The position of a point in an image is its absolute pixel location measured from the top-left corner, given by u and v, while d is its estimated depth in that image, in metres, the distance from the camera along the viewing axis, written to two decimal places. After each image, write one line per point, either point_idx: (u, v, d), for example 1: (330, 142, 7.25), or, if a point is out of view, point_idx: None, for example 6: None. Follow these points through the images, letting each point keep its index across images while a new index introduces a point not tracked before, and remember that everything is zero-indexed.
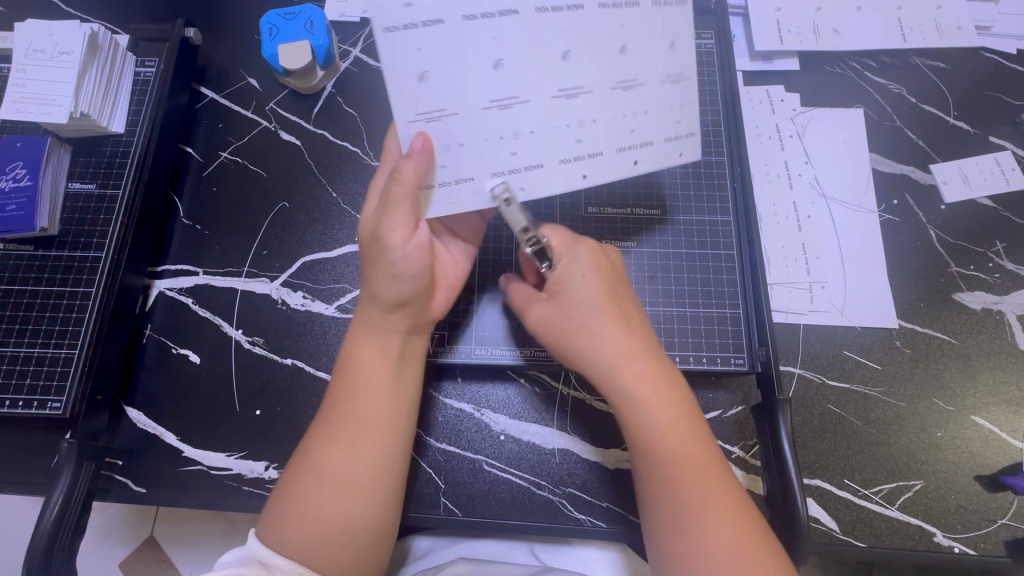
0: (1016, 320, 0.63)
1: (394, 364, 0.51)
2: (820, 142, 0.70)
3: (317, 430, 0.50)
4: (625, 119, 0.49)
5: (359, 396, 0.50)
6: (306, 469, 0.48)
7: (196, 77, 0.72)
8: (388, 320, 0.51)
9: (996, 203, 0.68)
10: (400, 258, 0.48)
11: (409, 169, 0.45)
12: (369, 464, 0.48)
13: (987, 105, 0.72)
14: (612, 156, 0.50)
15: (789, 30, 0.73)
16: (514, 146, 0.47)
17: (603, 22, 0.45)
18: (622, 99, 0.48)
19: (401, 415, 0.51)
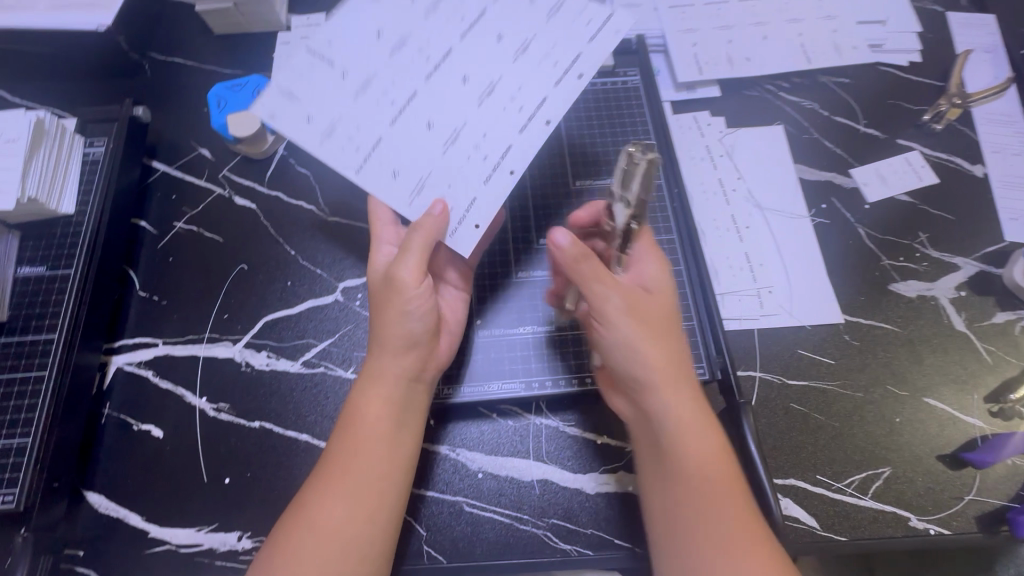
0: (949, 303, 0.68)
1: (398, 412, 0.52)
2: (749, 159, 0.76)
3: (308, 491, 0.49)
4: (573, 30, 0.51)
5: (359, 454, 0.50)
6: (292, 537, 0.47)
7: (147, 153, 0.74)
8: (396, 369, 0.52)
9: (913, 198, 0.74)
10: (417, 309, 0.52)
11: (428, 223, 0.48)
12: (363, 521, 0.48)
13: (891, 112, 0.79)
14: (586, 53, 0.51)
15: (706, 61, 0.79)
16: (518, 103, 0.50)
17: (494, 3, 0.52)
18: (556, 24, 0.52)
19: (401, 465, 0.51)
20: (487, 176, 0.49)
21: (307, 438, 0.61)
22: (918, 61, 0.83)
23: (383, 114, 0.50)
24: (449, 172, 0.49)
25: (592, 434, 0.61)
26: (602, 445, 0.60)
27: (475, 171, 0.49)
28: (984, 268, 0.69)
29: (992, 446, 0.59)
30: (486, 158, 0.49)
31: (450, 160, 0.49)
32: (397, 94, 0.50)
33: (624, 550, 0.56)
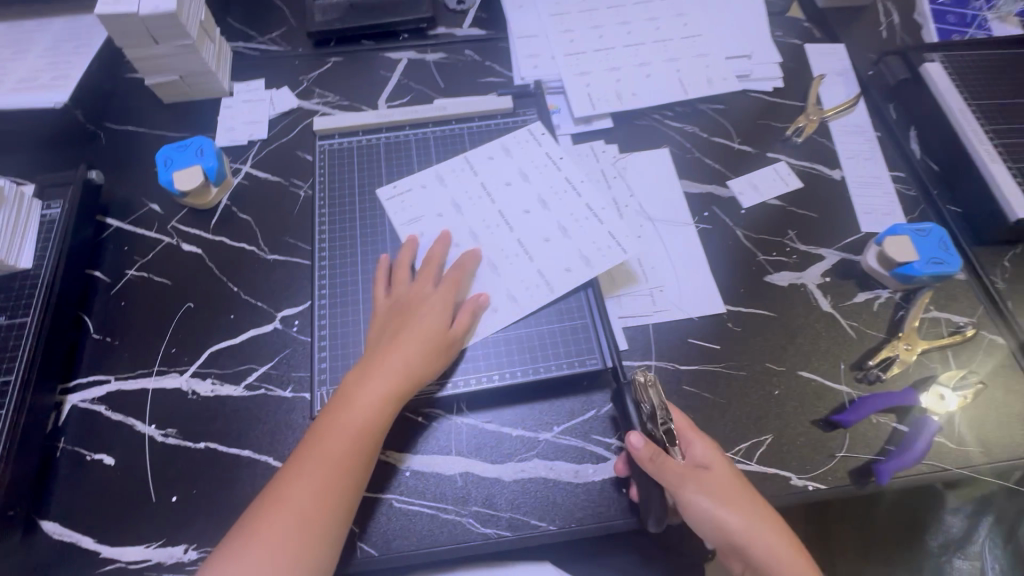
0: (816, 288, 0.78)
1: (366, 425, 0.59)
2: (640, 179, 0.86)
3: (289, 473, 0.57)
4: (576, 221, 0.74)
5: (344, 446, 0.58)
6: (273, 513, 0.55)
7: (102, 211, 0.82)
8: (379, 388, 0.61)
9: (782, 202, 0.85)
10: (430, 323, 0.65)
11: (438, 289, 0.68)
12: (321, 523, 0.55)
13: (761, 130, 0.92)
14: (575, 239, 0.73)
15: (599, 98, 0.91)
16: (527, 258, 0.72)
17: (569, 179, 0.78)
18: (565, 211, 0.75)
19: (361, 473, 0.58)
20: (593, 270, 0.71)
21: (249, 453, 0.66)
22: (781, 86, 0.96)
23: (425, 224, 0.76)
24: (523, 282, 0.71)
25: (507, 427, 0.68)
26: (517, 436, 0.67)
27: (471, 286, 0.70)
28: (844, 256, 0.80)
29: (855, 407, 0.68)
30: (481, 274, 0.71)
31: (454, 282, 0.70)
32: (439, 221, 0.76)
33: (539, 528, 0.63)
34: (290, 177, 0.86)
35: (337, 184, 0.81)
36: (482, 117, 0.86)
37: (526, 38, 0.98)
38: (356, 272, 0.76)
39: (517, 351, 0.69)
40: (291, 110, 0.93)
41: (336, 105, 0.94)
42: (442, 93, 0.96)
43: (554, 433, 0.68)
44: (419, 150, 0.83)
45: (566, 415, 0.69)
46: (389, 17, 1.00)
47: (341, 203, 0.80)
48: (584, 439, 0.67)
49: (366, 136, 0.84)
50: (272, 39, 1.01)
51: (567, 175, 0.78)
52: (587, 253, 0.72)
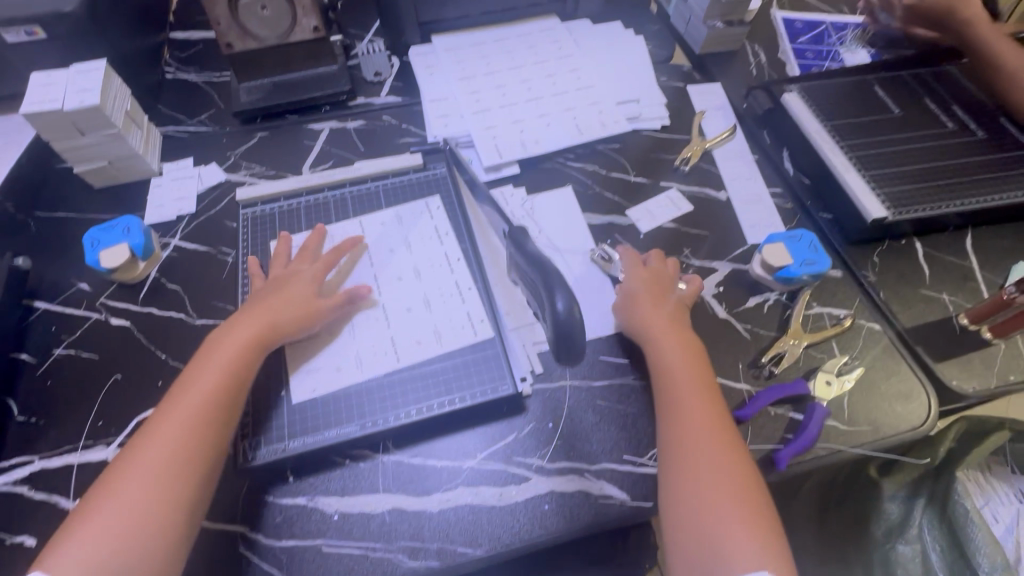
0: (711, 298, 0.85)
1: (221, 372, 0.66)
2: (547, 216, 0.94)
3: (156, 417, 0.63)
4: (445, 274, 0.83)
5: (202, 393, 0.64)
6: (134, 461, 0.59)
7: (30, 296, 0.85)
8: (234, 337, 0.69)
9: (676, 224, 0.94)
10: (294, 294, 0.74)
11: (311, 268, 0.78)
12: (169, 476, 0.59)
13: (653, 163, 1.02)
14: (447, 293, 0.81)
15: (504, 148, 1.00)
16: (409, 318, 0.79)
17: (430, 238, 0.86)
18: (432, 266, 0.84)
19: (207, 431, 0.62)
20: (475, 331, 0.77)
21: None
22: (668, 124, 1.08)
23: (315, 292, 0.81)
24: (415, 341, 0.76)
25: (433, 459, 0.71)
26: (442, 466, 0.70)
27: (360, 355, 0.75)
28: (735, 266, 0.88)
29: (753, 401, 0.74)
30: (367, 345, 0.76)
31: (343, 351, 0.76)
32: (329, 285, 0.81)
33: (466, 554, 0.65)
34: (218, 245, 0.91)
35: (261, 249, 0.87)
36: (395, 175, 0.94)
37: (436, 100, 1.08)
38: None
39: (431, 386, 0.73)
40: (219, 184, 0.99)
41: (263, 174, 1.00)
42: (363, 155, 1.04)
43: (478, 459, 0.71)
44: (338, 210, 0.90)
45: (489, 440, 0.72)
46: (310, 92, 1.08)
47: (265, 266, 0.85)
48: (506, 462, 0.71)
49: (287, 202, 0.91)
50: (201, 121, 1.08)
51: (430, 236, 0.86)
52: (459, 303, 0.80)
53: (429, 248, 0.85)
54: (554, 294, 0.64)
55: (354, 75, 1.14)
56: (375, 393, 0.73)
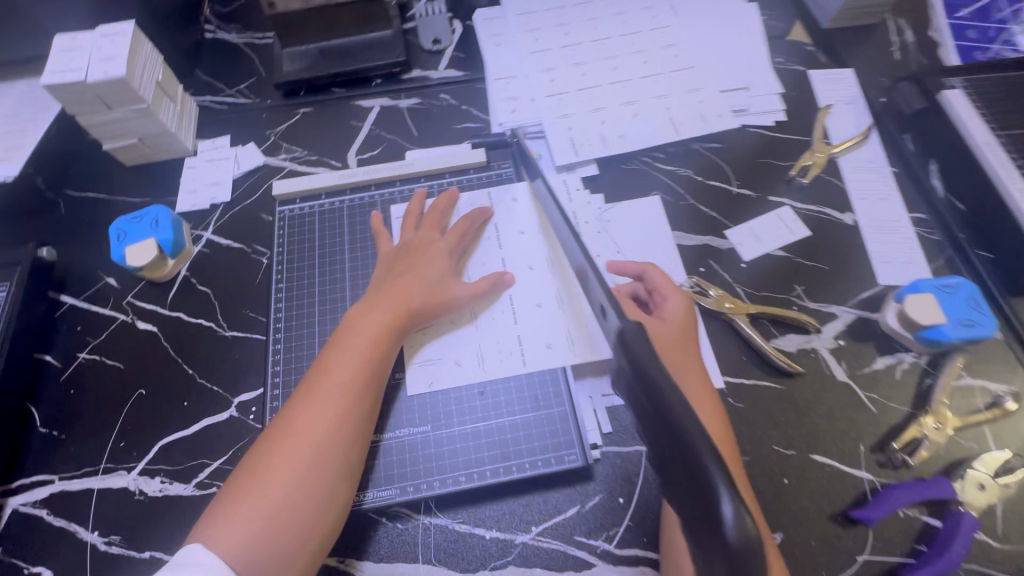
0: (829, 354, 0.69)
1: (370, 350, 0.60)
2: (627, 231, 0.78)
3: (299, 395, 0.58)
4: (527, 287, 0.70)
5: (345, 380, 0.58)
6: (278, 447, 0.55)
7: (56, 289, 0.78)
8: (377, 315, 0.62)
9: (788, 252, 0.76)
10: (430, 267, 0.66)
11: (428, 241, 0.69)
12: (319, 462, 0.55)
13: (762, 170, 0.84)
14: (539, 306, 0.68)
15: (582, 143, 0.84)
16: (500, 337, 0.67)
17: (513, 240, 0.73)
18: (521, 271, 0.71)
19: (363, 412, 0.58)
20: (523, 359, 0.66)
21: None
22: (783, 120, 0.88)
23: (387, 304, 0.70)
24: (514, 363, 0.65)
25: (481, 528, 0.60)
26: (491, 538, 0.60)
27: (456, 377, 0.65)
28: (860, 314, 0.71)
29: (879, 500, 0.59)
30: (461, 365, 0.66)
31: (429, 374, 0.65)
32: None
33: None
34: (252, 243, 0.81)
35: (297, 254, 0.76)
36: (453, 173, 0.80)
37: (503, 79, 0.92)
38: (313, 353, 0.70)
39: (486, 447, 0.62)
40: (256, 168, 0.88)
41: (304, 160, 0.88)
42: (415, 142, 0.90)
43: (533, 535, 0.60)
44: (385, 213, 0.78)
45: (548, 513, 0.61)
46: (359, 62, 0.94)
47: (302, 275, 0.75)
48: (566, 541, 0.59)
49: (329, 200, 0.79)
50: (240, 91, 0.96)
51: (514, 236, 0.73)
52: (553, 320, 0.67)
53: (492, 260, 0.72)
54: (719, 518, 0.32)
55: (409, 42, 0.99)
56: (419, 450, 0.62)
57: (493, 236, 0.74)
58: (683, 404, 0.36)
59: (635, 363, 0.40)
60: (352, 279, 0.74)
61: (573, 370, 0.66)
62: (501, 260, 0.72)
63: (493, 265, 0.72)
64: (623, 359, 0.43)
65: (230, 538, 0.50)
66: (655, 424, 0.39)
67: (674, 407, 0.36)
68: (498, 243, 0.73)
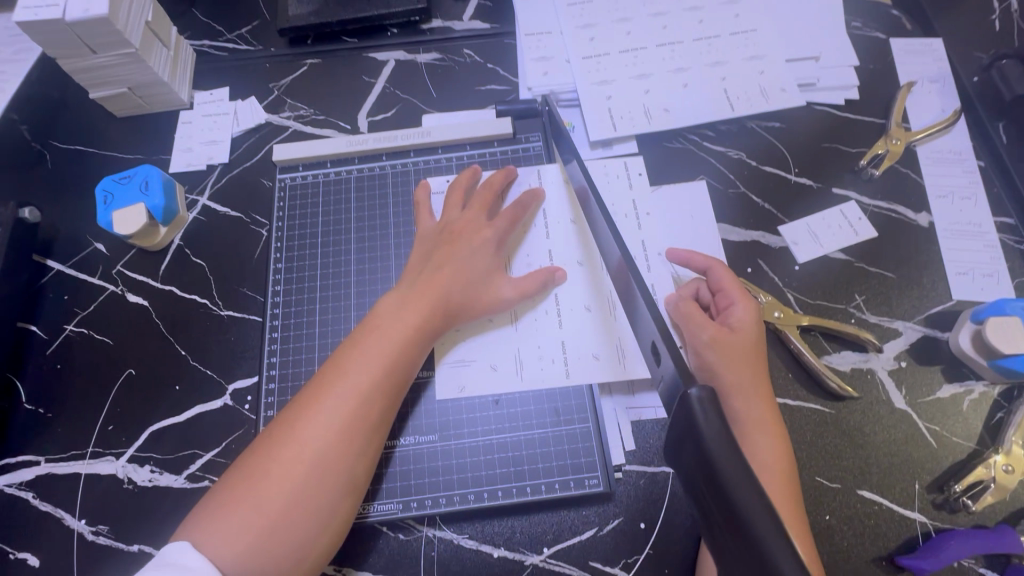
0: (887, 377, 0.61)
1: (400, 347, 0.52)
2: (667, 220, 0.69)
3: (315, 386, 0.50)
4: (572, 287, 0.62)
5: (367, 381, 0.50)
6: (284, 445, 0.47)
7: (41, 253, 0.72)
8: (410, 307, 0.54)
9: (849, 255, 0.67)
10: (472, 258, 0.59)
11: (472, 225, 0.61)
12: (329, 468, 0.47)
13: (826, 157, 0.73)
14: (583, 310, 0.61)
15: (621, 116, 0.74)
16: (537, 341, 0.60)
17: (561, 229, 0.65)
18: (568, 266, 0.63)
19: (383, 416, 0.50)
20: (566, 370, 0.58)
21: None
22: (855, 99, 0.76)
23: None
24: (551, 374, 0.58)
25: (489, 546, 0.56)
26: (499, 557, 0.55)
27: (488, 383, 0.58)
28: (926, 332, 0.63)
29: (933, 549, 0.53)
30: (494, 369, 0.59)
31: (457, 377, 0.59)
32: None
33: None
34: (252, 212, 0.73)
35: (298, 229, 0.69)
36: (474, 144, 0.71)
37: (537, 35, 0.80)
38: (312, 342, 0.64)
39: (499, 463, 0.57)
40: (257, 127, 0.79)
41: (310, 120, 0.79)
42: (434, 104, 0.80)
43: (544, 557, 0.55)
44: (398, 187, 0.70)
45: (562, 534, 0.56)
46: (373, 8, 0.83)
47: (302, 253, 0.68)
48: (580, 567, 0.55)
49: (334, 168, 0.71)
50: (240, 37, 0.86)
51: (563, 225, 0.65)
52: (598, 327, 0.60)
53: (527, 253, 0.64)
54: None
55: None
56: (426, 463, 0.57)
57: (542, 222, 0.65)
58: (757, 500, 0.27)
59: (693, 436, 0.31)
60: (357, 262, 0.67)
61: (600, 385, 0.60)
62: (535, 253, 0.64)
63: (527, 259, 0.63)
64: (679, 423, 0.34)
65: (218, 546, 0.43)
66: (719, 524, 0.29)
67: (742, 503, 0.28)
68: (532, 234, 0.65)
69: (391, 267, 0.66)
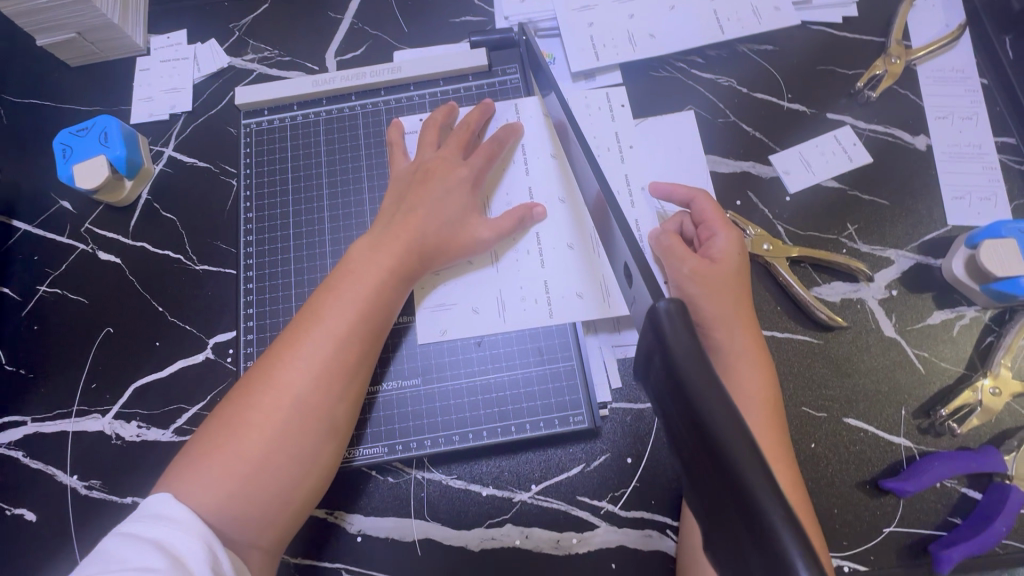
0: (878, 306, 0.60)
1: (373, 292, 0.50)
2: (652, 152, 0.66)
3: (287, 334, 0.49)
4: (553, 225, 0.60)
5: (344, 328, 0.49)
6: (259, 393, 0.46)
7: (6, 213, 0.69)
8: (383, 251, 0.52)
9: (842, 182, 0.65)
10: (448, 198, 0.56)
11: (448, 162, 0.59)
12: (309, 414, 0.46)
13: (821, 80, 0.69)
14: (565, 249, 0.59)
15: (604, 44, 0.70)
16: (519, 281, 0.58)
17: (541, 164, 0.62)
18: (549, 203, 0.61)
19: (360, 362, 0.49)
20: (550, 309, 0.57)
21: None
22: (854, 15, 0.71)
23: None
24: (533, 314, 0.57)
25: (477, 485, 0.56)
26: (488, 495, 0.56)
27: (470, 325, 0.57)
28: (920, 260, 0.61)
29: (915, 472, 0.53)
30: (476, 311, 0.58)
31: (439, 321, 0.58)
32: None
33: None
34: (220, 162, 0.70)
35: (268, 177, 0.66)
36: (448, 80, 0.67)
37: None
38: (289, 292, 0.62)
39: (483, 405, 0.57)
40: (220, 72, 0.74)
41: (275, 62, 0.75)
42: (405, 40, 0.75)
43: (532, 493, 0.56)
44: (370, 129, 0.66)
45: (550, 471, 0.56)
46: None
47: (273, 202, 0.65)
48: (568, 502, 0.55)
49: (301, 111, 0.68)
50: None
51: (543, 160, 0.62)
52: (580, 265, 0.58)
53: (508, 191, 0.61)
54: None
55: None
56: (410, 406, 0.57)
57: (521, 159, 0.62)
58: (726, 415, 0.27)
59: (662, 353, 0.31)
60: (330, 209, 0.64)
61: (584, 323, 0.59)
62: (516, 192, 0.61)
63: (507, 198, 0.61)
64: (649, 344, 0.33)
65: (201, 496, 0.43)
66: (688, 441, 0.29)
67: (711, 417, 0.27)
68: (512, 171, 0.62)
69: (365, 213, 0.64)
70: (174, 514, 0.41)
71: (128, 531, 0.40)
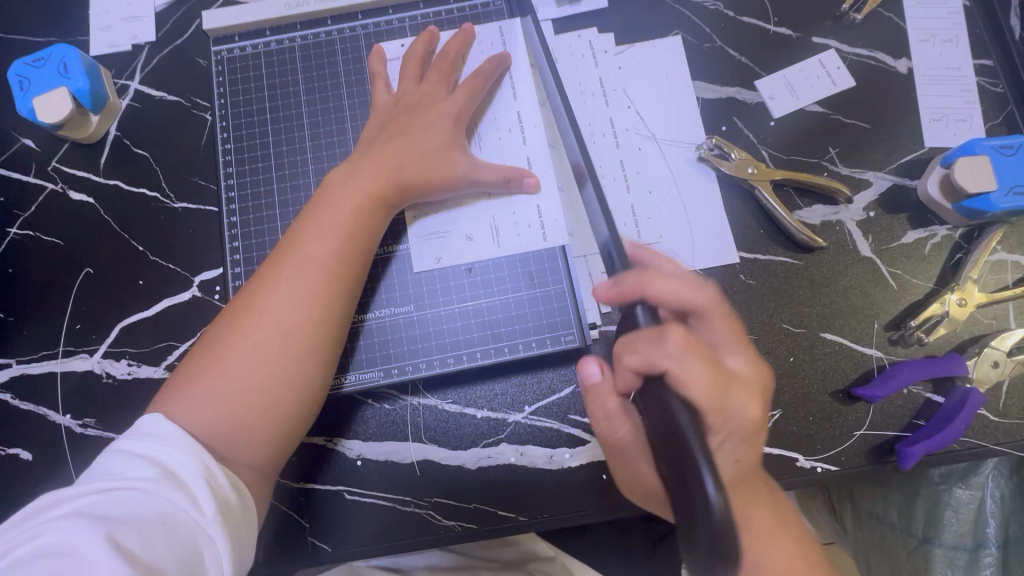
0: (856, 228, 0.61)
1: (353, 220, 0.51)
2: (638, 81, 0.65)
3: (271, 263, 0.49)
4: (540, 152, 0.59)
5: (324, 253, 0.49)
6: (247, 320, 0.47)
7: None
8: (361, 180, 0.52)
9: (826, 107, 0.65)
10: (432, 126, 0.56)
11: (433, 89, 0.58)
12: (297, 339, 0.47)
13: (808, 3, 0.68)
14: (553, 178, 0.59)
15: None
16: (510, 209, 0.58)
17: (528, 90, 0.61)
18: (535, 131, 0.60)
19: (344, 290, 0.50)
20: (543, 235, 0.58)
21: None
22: None
23: None
24: (524, 244, 0.58)
25: (472, 408, 0.58)
26: (482, 417, 0.58)
27: (462, 253, 0.58)
28: (896, 181, 0.63)
29: (885, 379, 0.57)
30: (470, 238, 0.58)
31: (429, 250, 0.58)
32: None
33: (507, 518, 0.56)
34: (192, 95, 0.67)
35: (245, 111, 0.64)
36: (428, 3, 0.65)
37: None
38: (275, 230, 0.62)
39: (476, 330, 0.58)
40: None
41: None
42: None
43: (526, 414, 0.58)
44: (349, 57, 0.64)
45: (541, 392, 0.58)
46: None
47: (252, 137, 0.63)
48: (561, 420, 0.58)
49: (275, 38, 0.65)
50: None
51: (529, 87, 0.61)
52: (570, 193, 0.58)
53: (496, 118, 0.60)
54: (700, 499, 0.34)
55: None
56: (403, 332, 0.58)
57: (508, 86, 0.61)
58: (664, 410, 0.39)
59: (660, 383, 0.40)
60: (311, 141, 0.63)
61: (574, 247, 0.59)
62: (503, 119, 0.60)
63: (496, 125, 0.60)
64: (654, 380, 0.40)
65: (194, 416, 0.44)
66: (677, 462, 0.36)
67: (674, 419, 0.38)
68: (499, 98, 0.61)
69: (347, 145, 0.62)
70: (163, 431, 0.42)
71: (121, 448, 0.41)
